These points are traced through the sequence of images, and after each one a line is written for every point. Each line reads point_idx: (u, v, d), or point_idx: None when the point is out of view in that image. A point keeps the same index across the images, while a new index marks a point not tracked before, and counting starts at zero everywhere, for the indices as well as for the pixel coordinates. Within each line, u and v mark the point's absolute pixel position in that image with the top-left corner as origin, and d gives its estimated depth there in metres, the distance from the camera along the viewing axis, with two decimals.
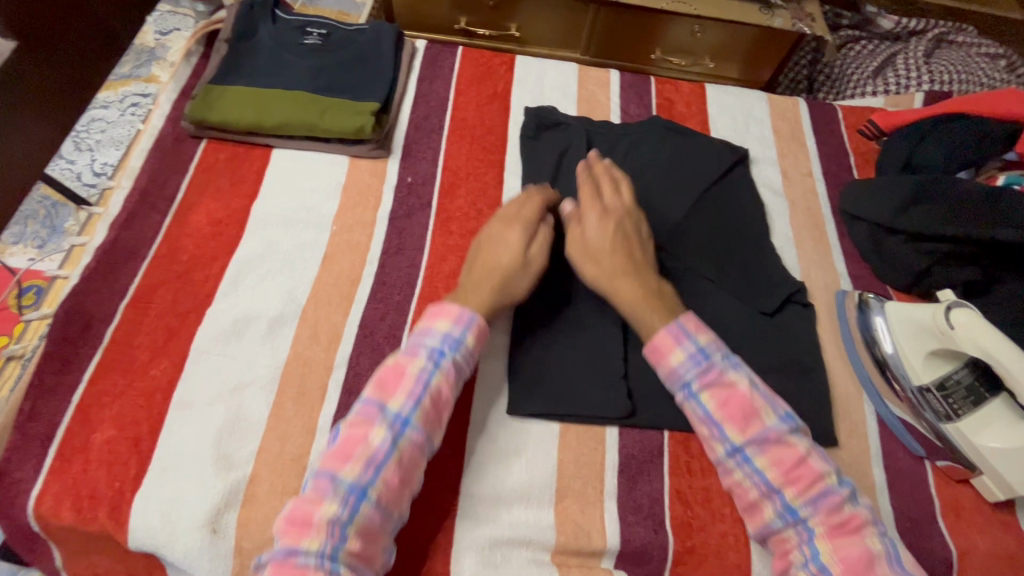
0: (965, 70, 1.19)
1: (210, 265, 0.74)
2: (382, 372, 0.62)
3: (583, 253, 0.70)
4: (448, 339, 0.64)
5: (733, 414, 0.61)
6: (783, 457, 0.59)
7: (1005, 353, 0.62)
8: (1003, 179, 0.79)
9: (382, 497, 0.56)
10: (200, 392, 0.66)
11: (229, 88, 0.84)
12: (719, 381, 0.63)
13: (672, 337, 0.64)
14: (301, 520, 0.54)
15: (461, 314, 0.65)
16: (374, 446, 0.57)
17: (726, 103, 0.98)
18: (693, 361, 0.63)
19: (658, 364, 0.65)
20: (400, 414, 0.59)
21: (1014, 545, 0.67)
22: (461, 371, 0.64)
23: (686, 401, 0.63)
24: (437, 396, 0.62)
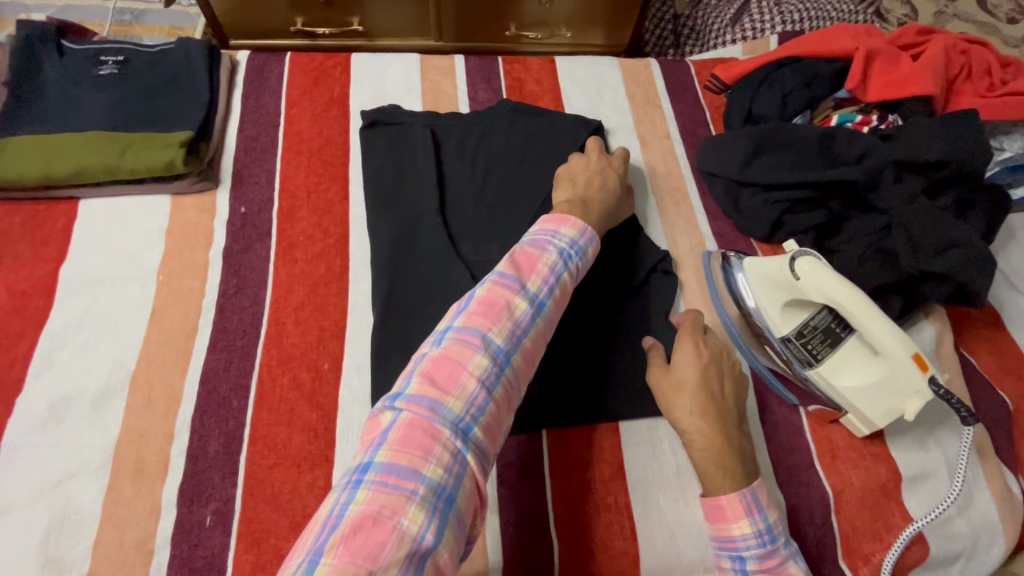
0: (814, 7, 1.19)
1: (16, 345, 0.66)
2: (515, 256, 0.61)
3: (669, 387, 0.63)
4: (573, 244, 0.65)
5: None
6: None
7: (844, 297, 0.63)
8: (837, 119, 0.80)
9: (517, 374, 0.56)
10: (18, 494, 0.59)
11: (12, 139, 0.74)
12: (777, 569, 0.56)
13: (746, 505, 0.56)
14: (447, 373, 0.51)
15: (584, 225, 0.68)
16: (517, 315, 0.57)
17: (578, 75, 0.95)
18: (759, 540, 0.56)
19: (716, 524, 0.57)
20: (538, 294, 0.59)
21: (886, 474, 0.69)
22: (580, 276, 0.66)
23: (729, 570, 0.58)
24: (564, 290, 0.63)
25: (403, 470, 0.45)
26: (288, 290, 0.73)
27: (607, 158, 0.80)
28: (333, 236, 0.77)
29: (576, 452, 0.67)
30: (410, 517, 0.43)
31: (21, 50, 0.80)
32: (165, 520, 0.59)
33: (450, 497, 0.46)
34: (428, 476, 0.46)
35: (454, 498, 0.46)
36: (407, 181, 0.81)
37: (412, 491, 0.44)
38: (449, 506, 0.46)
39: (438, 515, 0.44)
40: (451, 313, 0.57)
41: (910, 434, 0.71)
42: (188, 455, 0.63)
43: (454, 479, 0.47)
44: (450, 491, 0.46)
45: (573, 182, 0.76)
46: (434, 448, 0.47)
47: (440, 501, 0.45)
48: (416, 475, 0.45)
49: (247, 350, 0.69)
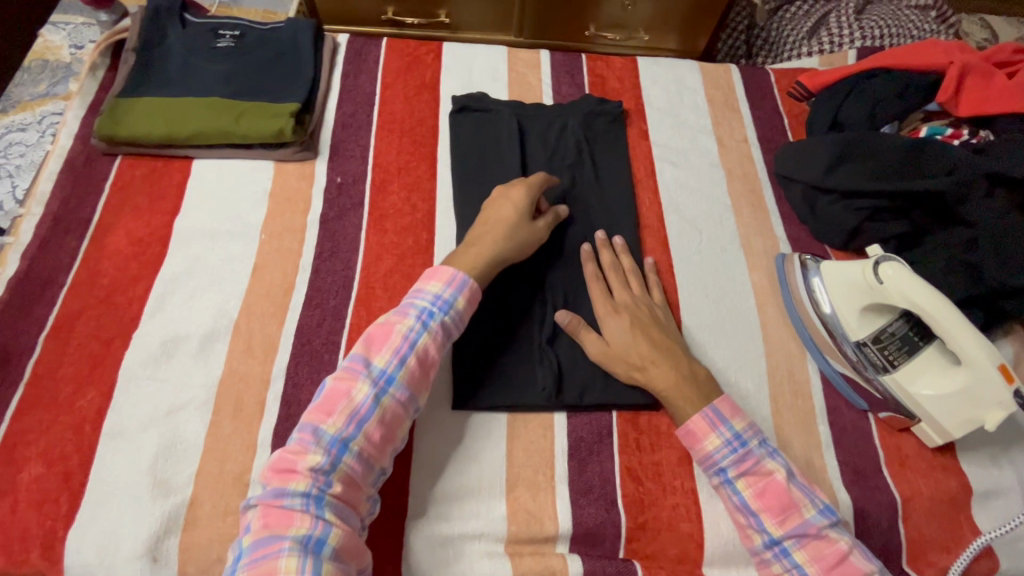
0: (895, 24, 1.19)
1: (134, 286, 0.71)
2: (369, 333, 0.63)
3: (607, 354, 0.69)
4: (438, 300, 0.65)
5: (771, 504, 0.60)
6: (823, 553, 0.58)
7: (930, 303, 0.63)
8: (925, 131, 0.80)
9: (365, 448, 0.57)
10: (131, 420, 0.64)
11: (138, 100, 0.80)
12: (757, 470, 0.62)
13: (709, 421, 0.64)
14: (284, 468, 0.55)
15: (453, 276, 0.66)
16: (358, 401, 0.58)
17: (659, 75, 0.98)
18: (730, 447, 0.63)
19: (693, 447, 0.64)
20: (385, 371, 0.60)
21: (956, 487, 0.69)
22: (447, 333, 0.65)
23: (721, 486, 0.63)
24: (423, 356, 0.63)
25: (266, 540, 0.52)
26: (378, 258, 0.77)
27: (511, 189, 0.76)
28: (421, 211, 0.81)
29: (646, 435, 0.69)
30: (284, 570, 0.50)
31: (150, 20, 0.87)
32: (259, 457, 0.63)
33: (319, 542, 0.52)
34: (293, 534, 0.52)
35: (326, 541, 0.52)
36: (492, 164, 0.84)
37: (280, 550, 0.51)
38: (321, 548, 0.51)
39: (310, 556, 0.51)
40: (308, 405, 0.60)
41: (983, 449, 0.71)
42: (282, 401, 0.67)
43: (322, 530, 0.52)
44: (319, 537, 0.52)
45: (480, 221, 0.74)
46: (292, 520, 0.52)
47: (309, 546, 0.51)
48: (279, 538, 0.51)
49: (338, 310, 0.73)
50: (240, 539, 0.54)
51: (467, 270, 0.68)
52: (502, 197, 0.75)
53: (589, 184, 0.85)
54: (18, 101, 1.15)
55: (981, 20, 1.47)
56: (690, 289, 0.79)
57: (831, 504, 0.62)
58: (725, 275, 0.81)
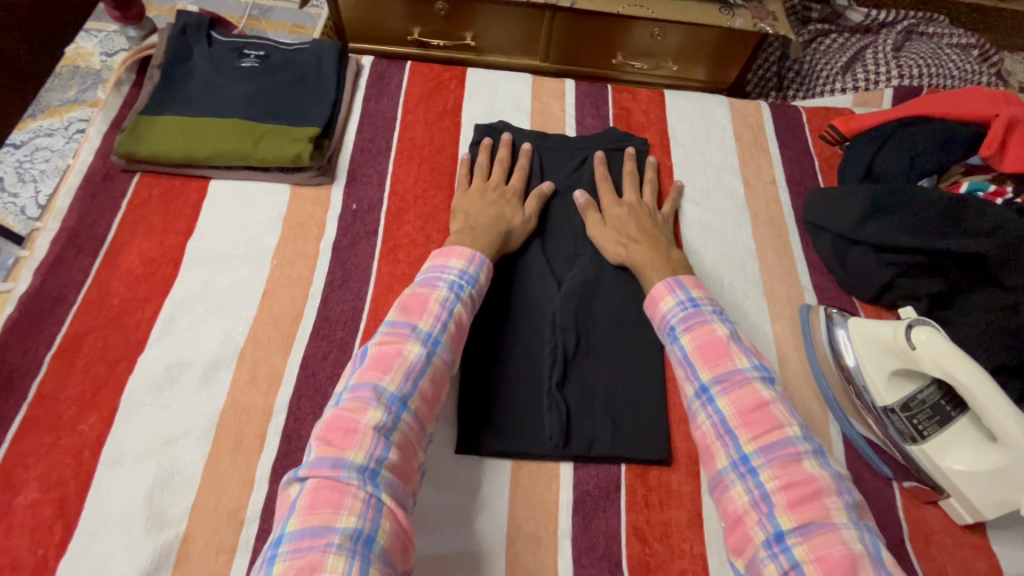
0: (935, 63, 1.15)
1: (143, 308, 0.71)
2: (405, 300, 0.64)
3: (601, 232, 0.79)
4: (464, 275, 0.68)
5: (707, 354, 0.64)
6: (744, 400, 0.60)
7: (967, 375, 0.60)
8: (967, 184, 0.77)
9: (419, 408, 0.58)
10: (131, 447, 0.63)
11: (160, 118, 0.80)
12: (703, 326, 0.66)
13: (668, 287, 0.70)
14: (344, 428, 0.54)
15: (473, 254, 0.70)
16: (411, 359, 0.59)
17: (686, 110, 0.95)
18: (682, 307, 0.68)
19: (653, 311, 0.71)
20: (431, 333, 0.62)
21: (985, 569, 0.64)
22: (476, 304, 0.68)
23: (669, 343, 0.68)
24: (460, 322, 0.65)
25: (316, 530, 0.48)
26: (389, 289, 0.75)
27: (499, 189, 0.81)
28: (435, 242, 0.79)
29: (655, 492, 0.66)
30: (331, 568, 0.46)
31: (177, 37, 0.87)
32: (257, 494, 0.62)
33: (370, 539, 0.49)
34: (342, 527, 0.48)
35: (375, 539, 0.49)
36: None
37: (329, 543, 0.47)
38: (370, 547, 0.48)
39: (358, 559, 0.47)
40: (348, 374, 0.60)
41: (1015, 529, 0.67)
42: (283, 435, 0.65)
43: (373, 522, 0.50)
44: (369, 532, 0.49)
45: (466, 213, 0.78)
46: (344, 502, 0.50)
47: (358, 545, 0.48)
48: (328, 530, 0.48)
49: (346, 342, 0.71)
50: (283, 521, 0.50)
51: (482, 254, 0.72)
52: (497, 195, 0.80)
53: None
54: (47, 105, 1.17)
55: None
56: None
57: (768, 368, 0.64)
58: (747, 324, 0.78)
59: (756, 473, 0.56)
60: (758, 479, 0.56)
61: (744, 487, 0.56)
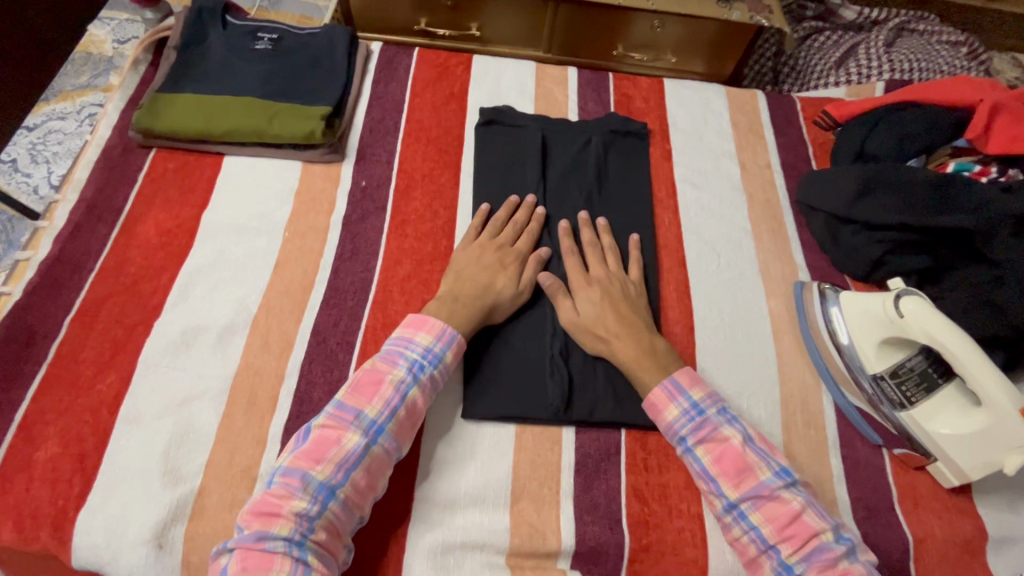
0: (925, 59, 1.19)
1: (158, 276, 0.73)
2: (358, 377, 0.63)
3: (577, 327, 0.72)
4: (429, 354, 0.65)
5: (727, 469, 0.62)
6: (777, 514, 0.60)
7: (953, 340, 0.62)
8: (953, 166, 0.80)
9: (350, 497, 0.58)
10: (148, 407, 0.65)
11: (177, 96, 0.83)
12: (714, 436, 0.64)
13: (668, 393, 0.66)
14: (268, 511, 0.55)
15: (444, 330, 0.67)
16: (348, 448, 0.59)
17: (685, 97, 0.98)
18: (688, 416, 0.65)
19: (656, 419, 0.67)
20: (375, 421, 0.61)
21: (971, 531, 0.67)
22: (439, 384, 0.66)
23: (684, 455, 0.65)
24: (412, 407, 0.63)
25: None
26: (397, 262, 0.78)
27: (493, 252, 0.75)
28: (442, 218, 0.82)
29: (654, 455, 0.68)
30: None
31: (193, 20, 0.90)
32: (270, 452, 0.64)
33: None
34: None
35: None
36: (513, 177, 0.85)
37: None
38: None
39: None
40: (288, 448, 0.60)
41: (1000, 494, 0.69)
42: (295, 397, 0.67)
43: None
44: None
45: (457, 274, 0.73)
46: (273, 565, 0.53)
47: None
48: None
49: (356, 311, 0.73)
50: None
51: (457, 326, 0.68)
52: (496, 260, 0.75)
53: (609, 199, 0.85)
54: (60, 90, 1.19)
55: (1014, 59, 1.46)
56: (707, 312, 0.79)
57: (790, 467, 0.63)
58: (742, 299, 0.80)
59: None
60: None
61: None
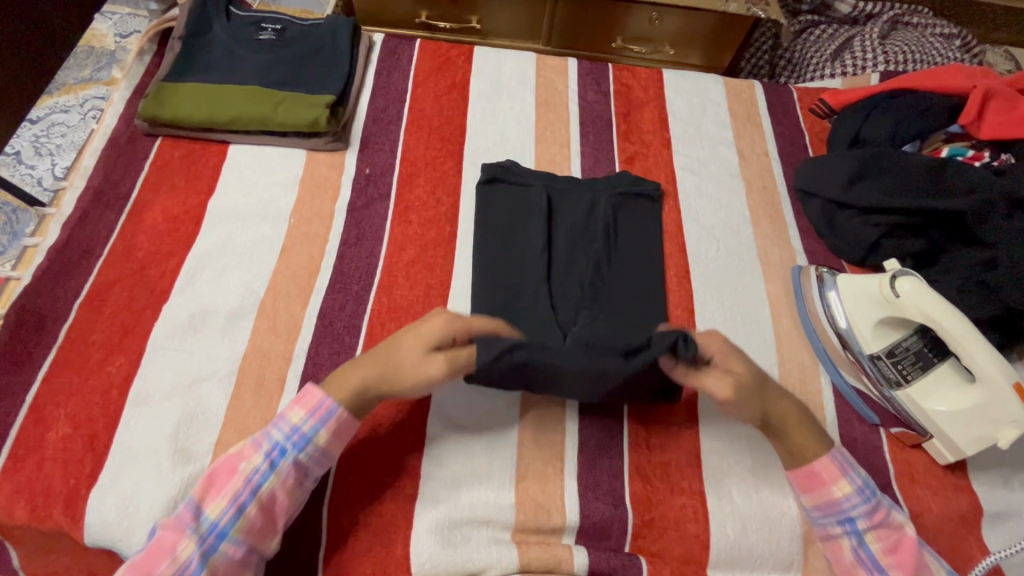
0: (919, 50, 1.21)
1: (166, 261, 0.74)
2: (210, 471, 0.58)
3: (743, 397, 0.61)
4: (295, 434, 0.59)
5: (903, 562, 0.60)
6: None
7: (947, 318, 0.63)
8: (947, 150, 0.82)
9: None
10: (157, 388, 0.65)
11: (183, 85, 0.84)
12: (888, 522, 0.62)
13: (838, 465, 0.62)
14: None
15: (316, 403, 0.60)
16: (181, 561, 0.53)
17: (683, 87, 1.00)
18: (862, 496, 0.62)
19: (820, 492, 0.63)
20: (217, 524, 0.55)
21: (966, 506, 0.68)
22: (307, 473, 0.60)
23: (847, 537, 0.62)
24: (269, 501, 0.57)
25: None
26: (401, 248, 0.79)
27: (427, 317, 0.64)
28: (445, 205, 0.83)
29: (656, 435, 0.70)
30: None
31: (197, 10, 0.91)
32: None
33: None
34: None
35: None
36: (515, 246, 0.78)
37: None
38: None
39: None
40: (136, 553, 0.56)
41: (995, 470, 0.71)
42: (303, 379, 0.68)
43: None
44: None
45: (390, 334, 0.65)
46: None
47: None
48: None
49: (361, 295, 0.74)
50: None
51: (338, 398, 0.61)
52: (416, 331, 0.62)
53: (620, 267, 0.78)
54: (63, 83, 1.20)
55: (1005, 52, 1.48)
56: (708, 295, 0.80)
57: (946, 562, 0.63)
58: (742, 284, 0.82)
59: None
60: None
61: None
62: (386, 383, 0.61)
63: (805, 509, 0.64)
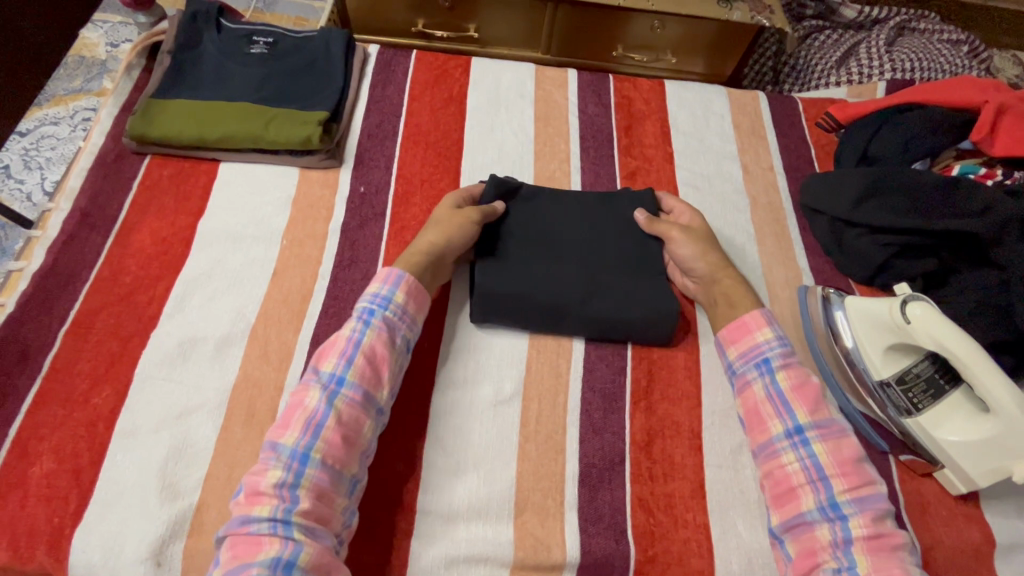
0: (927, 57, 1.18)
1: (154, 286, 0.72)
2: (320, 347, 0.65)
3: (695, 236, 0.77)
4: (378, 298, 0.67)
5: (806, 396, 0.66)
6: (842, 450, 0.63)
7: (960, 347, 0.61)
8: (959, 168, 0.80)
9: (329, 454, 0.57)
10: (144, 420, 0.64)
11: (171, 102, 0.81)
12: (797, 366, 0.68)
13: (764, 318, 0.71)
14: (250, 491, 0.55)
15: (389, 274, 0.69)
16: (312, 408, 0.59)
17: (686, 98, 0.97)
18: (780, 343, 0.69)
19: (745, 338, 0.70)
20: (334, 373, 0.61)
21: (979, 538, 0.66)
22: (397, 326, 0.67)
23: (761, 376, 0.68)
24: (371, 352, 0.63)
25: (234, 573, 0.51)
26: None
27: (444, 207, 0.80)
28: None
29: (659, 465, 0.68)
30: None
31: (187, 23, 0.88)
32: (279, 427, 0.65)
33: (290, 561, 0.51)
34: (262, 557, 0.51)
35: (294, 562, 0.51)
36: (513, 254, 0.77)
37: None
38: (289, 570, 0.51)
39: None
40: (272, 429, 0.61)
41: (1007, 500, 0.69)
42: None
43: (295, 544, 0.52)
44: (289, 556, 0.51)
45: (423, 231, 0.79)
46: (263, 541, 0.52)
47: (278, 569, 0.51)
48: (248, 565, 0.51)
49: None
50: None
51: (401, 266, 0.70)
52: (442, 204, 0.77)
53: (621, 274, 0.77)
54: (53, 95, 1.18)
55: (1013, 57, 1.45)
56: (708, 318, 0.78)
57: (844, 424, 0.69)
58: None
59: (844, 522, 0.59)
60: (845, 531, 0.59)
61: (832, 533, 0.59)
62: (437, 236, 0.73)
63: (729, 363, 0.71)
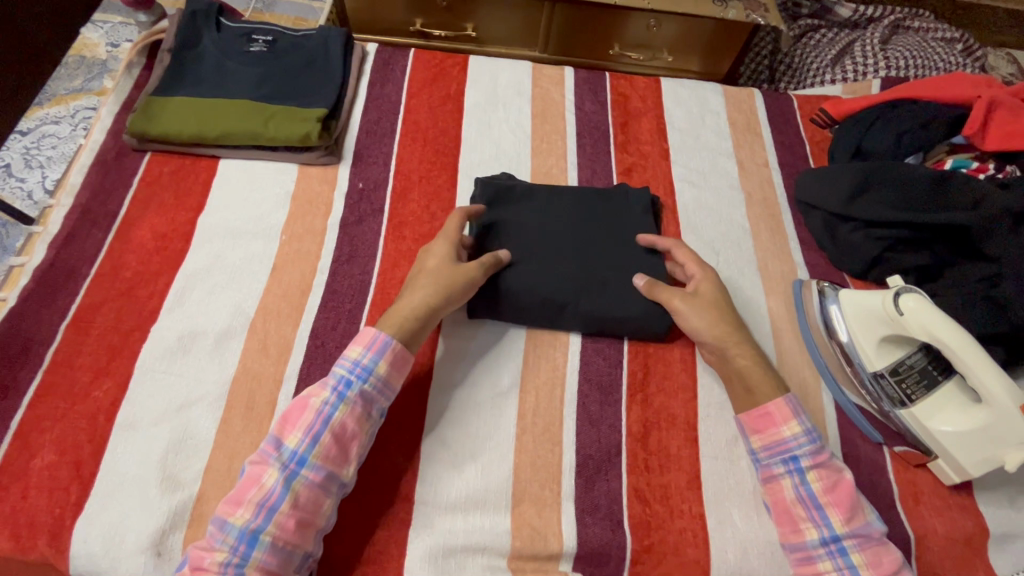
0: (921, 55, 1.19)
1: (154, 281, 0.73)
2: (286, 410, 0.61)
3: (704, 302, 0.72)
4: (357, 367, 0.63)
5: (840, 500, 0.61)
6: (880, 560, 0.59)
7: (952, 338, 0.62)
8: (951, 163, 0.81)
9: (279, 537, 0.55)
10: (145, 413, 0.64)
11: (171, 100, 0.82)
12: (830, 463, 0.63)
13: (790, 408, 0.66)
14: (194, 566, 0.55)
15: (374, 339, 0.64)
16: (268, 488, 0.57)
17: (682, 95, 0.98)
18: (809, 438, 0.64)
19: (770, 430, 0.65)
20: (296, 452, 0.58)
21: (972, 527, 0.67)
22: (373, 401, 0.63)
23: (788, 476, 0.64)
24: (340, 430, 0.60)
25: None
26: (395, 264, 0.77)
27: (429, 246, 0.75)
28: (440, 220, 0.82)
29: (655, 456, 0.68)
30: None
31: (187, 22, 0.89)
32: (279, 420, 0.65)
33: None
34: None
35: None
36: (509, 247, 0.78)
37: None
38: None
39: None
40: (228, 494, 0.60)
41: (1000, 489, 0.69)
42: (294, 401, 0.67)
43: None
44: None
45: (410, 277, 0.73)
46: None
47: None
48: None
49: (354, 313, 0.73)
50: None
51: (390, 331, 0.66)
52: (436, 253, 0.72)
53: (615, 267, 0.78)
54: (53, 94, 1.18)
55: (1008, 55, 1.46)
56: None
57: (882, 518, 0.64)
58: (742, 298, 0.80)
59: None
60: None
61: None
62: (432, 299, 0.69)
63: (752, 450, 0.66)
